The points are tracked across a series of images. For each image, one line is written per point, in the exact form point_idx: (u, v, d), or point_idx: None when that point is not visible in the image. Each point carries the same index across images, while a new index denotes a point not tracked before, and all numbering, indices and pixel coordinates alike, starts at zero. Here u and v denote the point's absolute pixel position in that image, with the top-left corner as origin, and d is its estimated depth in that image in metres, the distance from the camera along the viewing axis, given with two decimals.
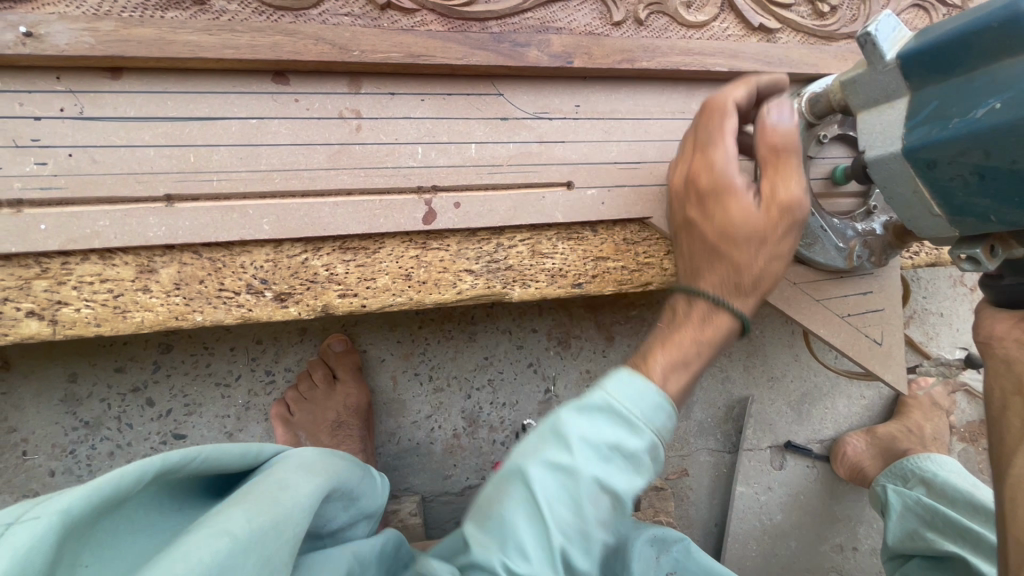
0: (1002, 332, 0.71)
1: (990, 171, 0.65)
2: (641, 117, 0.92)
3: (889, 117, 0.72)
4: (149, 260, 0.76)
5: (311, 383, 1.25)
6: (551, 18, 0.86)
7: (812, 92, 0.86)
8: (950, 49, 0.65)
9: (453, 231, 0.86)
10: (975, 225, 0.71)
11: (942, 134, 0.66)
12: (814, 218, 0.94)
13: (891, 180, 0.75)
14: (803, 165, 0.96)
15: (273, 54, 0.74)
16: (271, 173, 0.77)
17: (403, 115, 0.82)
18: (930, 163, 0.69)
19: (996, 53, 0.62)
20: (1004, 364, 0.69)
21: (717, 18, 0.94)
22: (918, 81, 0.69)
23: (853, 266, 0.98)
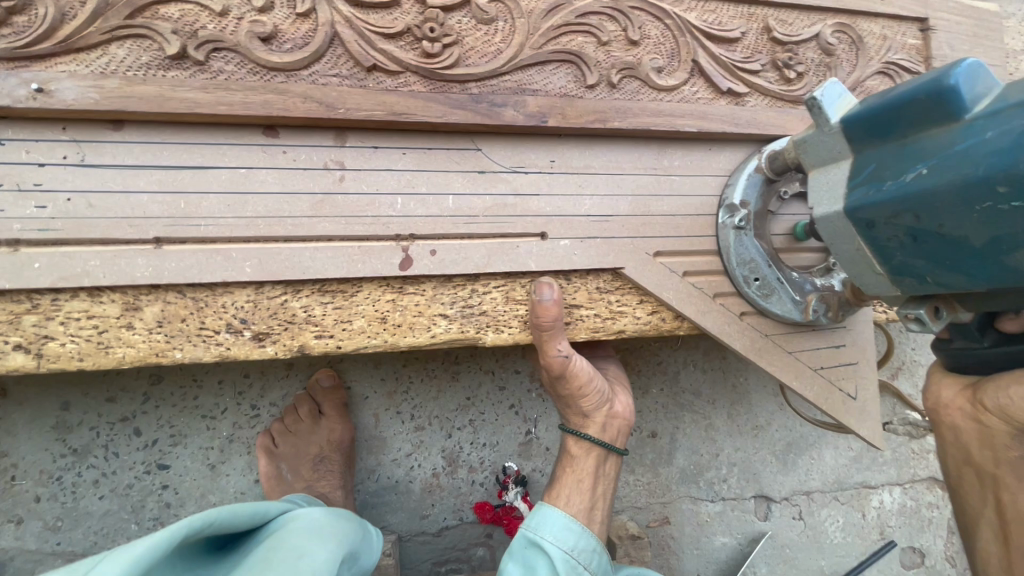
0: (948, 399, 0.78)
1: (922, 234, 0.67)
2: (614, 172, 0.96)
3: (835, 178, 0.77)
4: (135, 298, 0.79)
5: (296, 417, 1.26)
6: (528, 80, 0.92)
7: (773, 150, 0.96)
8: (885, 118, 0.70)
9: (429, 277, 0.90)
10: (914, 284, 0.73)
11: (877, 196, 0.70)
12: (771, 271, 0.98)
13: (838, 237, 0.78)
14: (762, 219, 1.00)
15: (263, 110, 0.79)
16: (256, 220, 0.82)
17: (385, 167, 0.87)
18: (869, 223, 0.72)
19: (925, 124, 0.67)
20: (952, 430, 0.78)
21: (688, 82, 0.99)
22: (859, 144, 0.74)
23: (809, 319, 0.99)
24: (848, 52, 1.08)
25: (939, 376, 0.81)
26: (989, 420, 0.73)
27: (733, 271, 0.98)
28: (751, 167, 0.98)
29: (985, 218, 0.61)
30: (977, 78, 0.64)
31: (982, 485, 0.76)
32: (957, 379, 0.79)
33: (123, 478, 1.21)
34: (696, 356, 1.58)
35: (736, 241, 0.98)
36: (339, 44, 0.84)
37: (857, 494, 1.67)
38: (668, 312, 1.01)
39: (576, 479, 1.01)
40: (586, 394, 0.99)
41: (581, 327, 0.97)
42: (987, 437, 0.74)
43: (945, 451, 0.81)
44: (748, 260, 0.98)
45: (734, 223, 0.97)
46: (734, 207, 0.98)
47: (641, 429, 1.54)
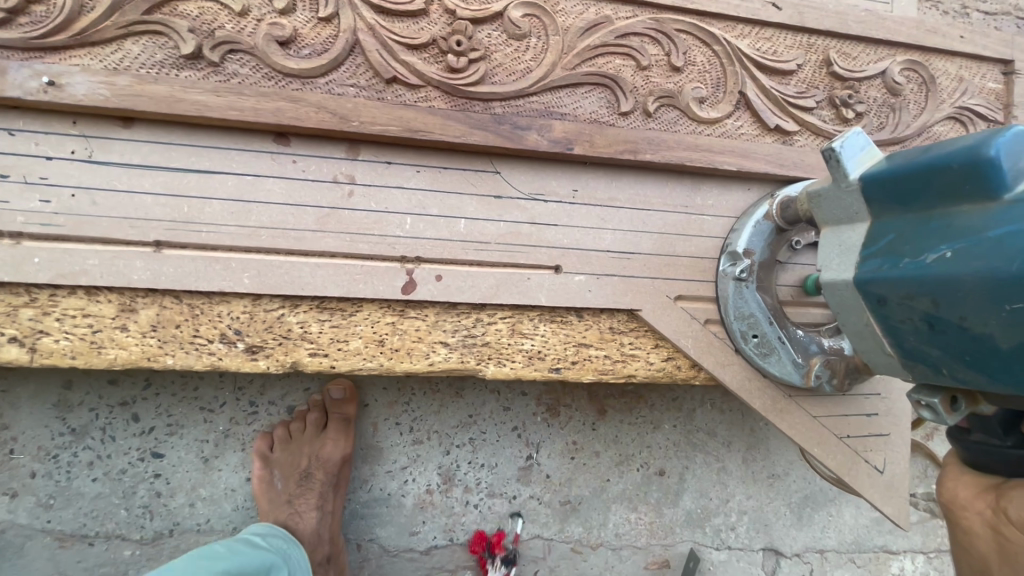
0: (965, 500, 0.69)
1: (939, 323, 0.57)
2: (640, 207, 0.90)
3: (849, 241, 0.68)
4: (131, 300, 0.78)
5: (301, 426, 1.25)
6: (557, 103, 0.86)
7: (785, 196, 0.85)
8: (910, 183, 0.60)
9: (432, 302, 0.85)
10: (927, 374, 0.63)
11: (892, 272, 0.60)
12: (771, 328, 0.90)
13: (845, 309, 0.68)
14: (768, 270, 0.91)
15: (274, 118, 0.76)
16: (258, 230, 0.79)
17: (396, 185, 0.83)
18: (881, 300, 0.62)
19: (957, 197, 0.57)
20: (968, 534, 0.68)
21: (732, 115, 0.91)
22: (879, 208, 0.65)
23: (810, 385, 0.89)
24: (917, 93, 0.98)
25: (956, 472, 0.72)
26: (1013, 532, 0.63)
27: (730, 325, 0.90)
28: (759, 213, 0.88)
29: (1015, 319, 0.51)
30: (1021, 152, 0.55)
31: None
32: (978, 479, 0.69)
33: (118, 462, 1.22)
34: (714, 396, 1.47)
35: (734, 292, 0.89)
36: (359, 52, 0.80)
37: (875, 558, 1.55)
38: (684, 360, 0.94)
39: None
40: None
41: (587, 368, 0.91)
42: (1008, 551, 0.63)
43: (965, 562, 0.70)
44: (747, 314, 0.89)
45: (735, 274, 0.88)
46: (737, 255, 0.89)
47: (649, 465, 1.44)
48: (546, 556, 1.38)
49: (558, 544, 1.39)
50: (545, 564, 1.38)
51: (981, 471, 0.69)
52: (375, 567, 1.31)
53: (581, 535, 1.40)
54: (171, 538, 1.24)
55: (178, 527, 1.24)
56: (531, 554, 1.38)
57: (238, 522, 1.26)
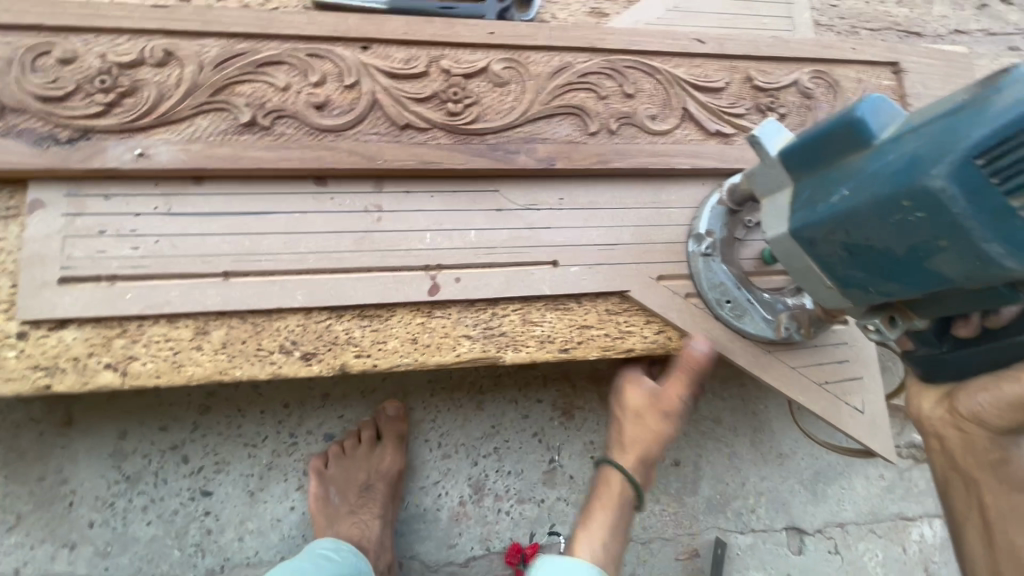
0: (929, 411, 0.87)
1: (855, 247, 0.76)
2: (617, 206, 1.08)
3: (781, 203, 0.87)
4: (205, 323, 0.93)
5: (354, 443, 1.36)
6: (538, 131, 1.06)
7: (732, 182, 1.03)
8: (809, 150, 0.80)
9: (454, 301, 1.01)
10: (862, 294, 0.82)
11: (813, 218, 0.80)
12: (740, 292, 1.06)
13: (791, 257, 0.87)
14: (729, 246, 1.08)
15: (316, 164, 0.96)
16: (308, 255, 0.96)
17: (415, 208, 1.01)
18: (812, 241, 0.82)
19: (843, 153, 0.76)
20: (938, 440, 0.87)
21: (681, 126, 1.12)
22: (796, 173, 0.84)
23: (782, 337, 1.04)
24: (827, 94, 1.20)
25: (916, 389, 0.90)
26: (968, 425, 0.82)
27: (706, 295, 1.07)
28: (713, 200, 1.08)
29: (899, 229, 0.69)
30: (879, 111, 0.74)
31: (967, 491, 0.85)
32: (931, 390, 0.87)
33: (171, 503, 1.30)
34: (714, 385, 1.60)
35: (704, 266, 1.07)
36: (377, 108, 1.01)
37: (894, 527, 1.61)
38: (674, 331, 1.09)
39: (608, 517, 0.96)
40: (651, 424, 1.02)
41: (593, 345, 1.06)
42: (970, 443, 0.82)
43: (934, 461, 0.89)
44: (718, 283, 1.06)
45: (702, 250, 1.06)
46: (701, 236, 1.07)
47: (664, 456, 1.54)
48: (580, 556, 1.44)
49: None
50: None
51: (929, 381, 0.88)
52: None
53: None
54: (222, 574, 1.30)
55: (229, 563, 1.30)
56: None
57: (285, 551, 1.33)
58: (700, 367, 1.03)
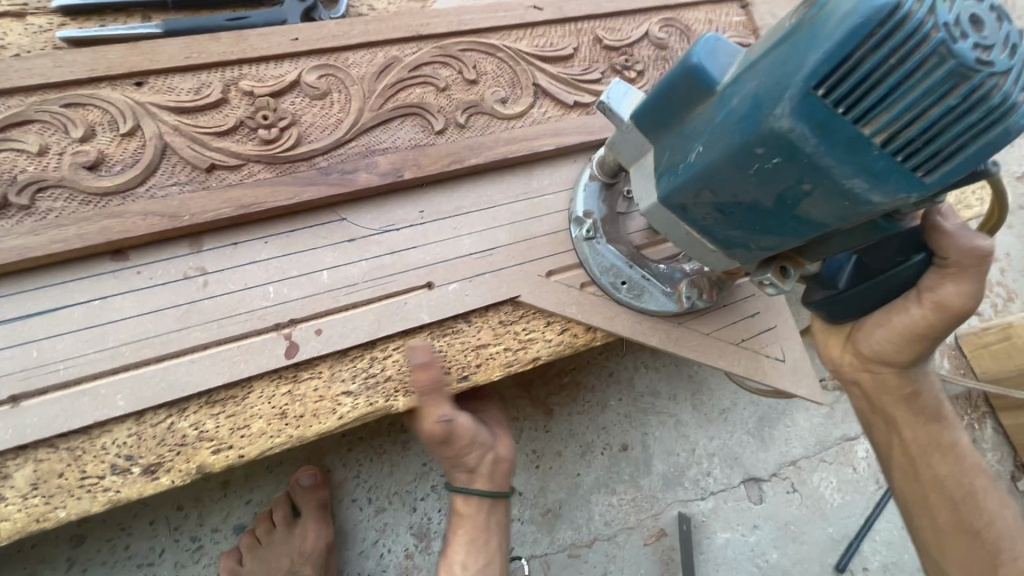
0: (841, 359, 0.91)
1: (725, 207, 0.70)
2: (486, 206, 0.97)
3: (647, 171, 0.81)
4: (2, 465, 0.74)
5: (269, 527, 1.20)
6: (375, 141, 0.92)
7: (599, 156, 0.95)
8: (658, 107, 0.73)
9: (322, 357, 0.87)
10: (745, 253, 0.78)
11: (676, 181, 0.72)
12: (633, 270, 0.99)
13: (668, 227, 0.82)
14: (614, 223, 1.01)
15: (103, 238, 0.77)
16: (120, 347, 0.78)
17: (249, 261, 0.85)
18: (683, 208, 0.75)
19: (691, 104, 0.70)
20: (855, 383, 0.90)
21: (536, 105, 1.02)
22: (654, 135, 0.78)
23: (686, 307, 0.99)
24: (680, 42, 1.14)
25: (826, 335, 0.93)
26: (875, 366, 0.86)
27: (599, 280, 0.98)
28: (585, 177, 1.00)
29: (760, 179, 0.63)
30: (717, 53, 0.68)
31: (889, 428, 0.89)
32: (837, 336, 0.91)
33: None
34: (645, 357, 1.55)
35: (591, 251, 0.98)
36: (171, 153, 0.84)
37: (841, 450, 1.64)
38: (578, 327, 1.00)
39: (467, 538, 1.05)
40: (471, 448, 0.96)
41: (493, 366, 0.95)
42: (881, 381, 0.86)
43: (856, 405, 0.94)
44: (609, 266, 0.98)
45: (584, 234, 0.98)
46: (581, 219, 0.98)
47: (610, 445, 1.47)
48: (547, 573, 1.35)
49: (554, 557, 1.37)
50: None
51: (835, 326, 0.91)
52: None
53: (573, 538, 1.38)
54: None
55: None
56: None
57: None
58: (428, 384, 0.85)
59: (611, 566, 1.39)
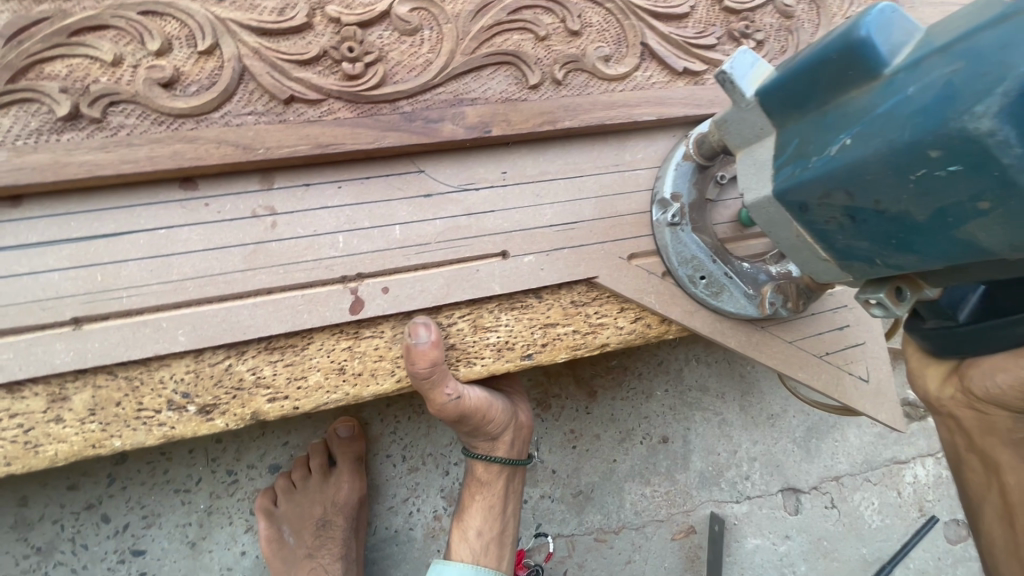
0: (937, 392, 0.75)
1: (860, 213, 0.59)
2: (572, 176, 0.89)
3: (761, 158, 0.69)
4: (61, 387, 0.72)
5: (305, 473, 1.18)
6: (464, 89, 0.84)
7: (699, 134, 0.85)
8: (799, 84, 0.61)
9: (386, 316, 0.82)
10: (865, 268, 0.65)
11: (805, 175, 0.61)
12: (715, 266, 0.89)
13: (776, 226, 0.70)
14: (700, 210, 0.90)
15: (174, 163, 0.72)
16: (184, 282, 0.75)
17: (320, 205, 0.80)
18: (803, 207, 0.64)
19: (842, 87, 0.58)
20: (955, 422, 0.74)
21: (640, 67, 0.91)
22: (780, 118, 0.66)
23: (767, 313, 0.89)
24: (809, 12, 1.00)
25: (922, 365, 0.78)
26: (986, 406, 0.69)
27: (676, 271, 0.90)
28: (679, 155, 0.89)
29: (923, 187, 0.53)
30: (892, 25, 0.56)
31: (987, 471, 0.72)
32: (939, 367, 0.75)
33: (96, 571, 1.12)
34: (697, 351, 1.48)
35: (672, 239, 0.88)
36: (249, 79, 0.77)
37: (888, 472, 1.56)
38: (653, 317, 0.93)
39: (486, 505, 0.91)
40: (491, 421, 0.85)
41: (559, 347, 0.90)
42: (988, 426, 0.70)
43: (950, 445, 0.77)
44: (690, 258, 0.89)
45: (668, 220, 0.88)
46: (666, 201, 0.88)
47: (650, 435, 1.42)
48: (572, 553, 1.34)
49: (581, 538, 1.35)
50: (572, 561, 1.34)
51: (939, 357, 0.75)
52: None
53: (602, 523, 1.37)
54: None
55: None
56: (556, 555, 1.34)
57: None
58: (432, 364, 0.78)
59: (636, 554, 1.38)
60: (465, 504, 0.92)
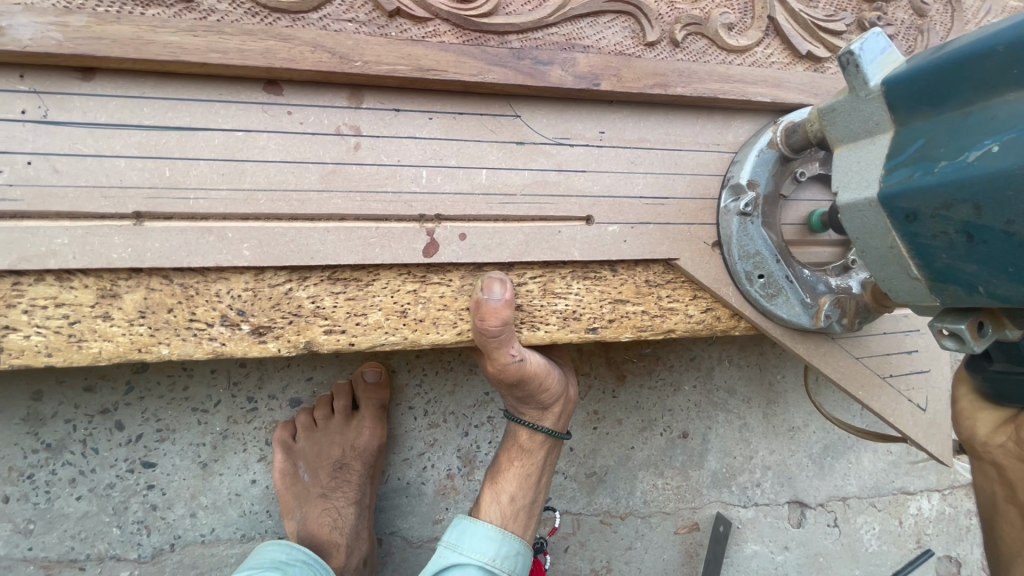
0: (984, 436, 0.68)
1: (981, 232, 0.52)
2: (671, 147, 0.83)
3: (869, 156, 0.62)
4: (112, 283, 0.67)
5: (327, 413, 1.16)
6: (578, 34, 0.78)
7: (789, 122, 0.79)
8: (944, 78, 0.55)
9: (456, 264, 0.77)
10: (960, 295, 0.58)
11: (924, 180, 0.55)
12: (777, 267, 0.84)
13: (867, 232, 0.63)
14: (773, 205, 0.84)
15: (264, 60, 0.66)
16: (255, 193, 0.69)
17: (408, 134, 0.74)
18: (910, 215, 0.57)
19: (996, 87, 0.52)
20: (996, 472, 0.67)
21: (762, 42, 0.85)
22: (905, 114, 0.59)
23: (820, 326, 0.83)
24: (943, 14, 0.93)
25: (972, 408, 0.70)
26: None
27: (733, 266, 0.83)
28: (763, 141, 0.82)
29: None
30: None
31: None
32: (996, 412, 0.68)
33: (104, 476, 1.09)
34: (731, 352, 1.45)
35: (739, 229, 0.82)
36: None
37: (893, 501, 1.56)
38: (724, 310, 0.89)
39: (523, 472, 0.89)
40: (546, 391, 0.82)
41: (626, 325, 0.85)
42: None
43: (983, 496, 0.70)
44: (752, 253, 0.82)
45: (739, 208, 0.81)
46: (740, 188, 0.81)
47: (671, 428, 1.40)
48: (576, 531, 1.34)
49: (587, 518, 1.35)
50: (575, 539, 1.34)
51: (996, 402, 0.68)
52: (399, 561, 1.23)
53: (610, 506, 1.37)
54: (173, 553, 1.12)
55: (180, 541, 1.12)
56: (560, 531, 1.34)
57: (247, 528, 1.15)
58: (503, 323, 0.74)
59: (637, 542, 1.38)
60: (500, 466, 0.90)
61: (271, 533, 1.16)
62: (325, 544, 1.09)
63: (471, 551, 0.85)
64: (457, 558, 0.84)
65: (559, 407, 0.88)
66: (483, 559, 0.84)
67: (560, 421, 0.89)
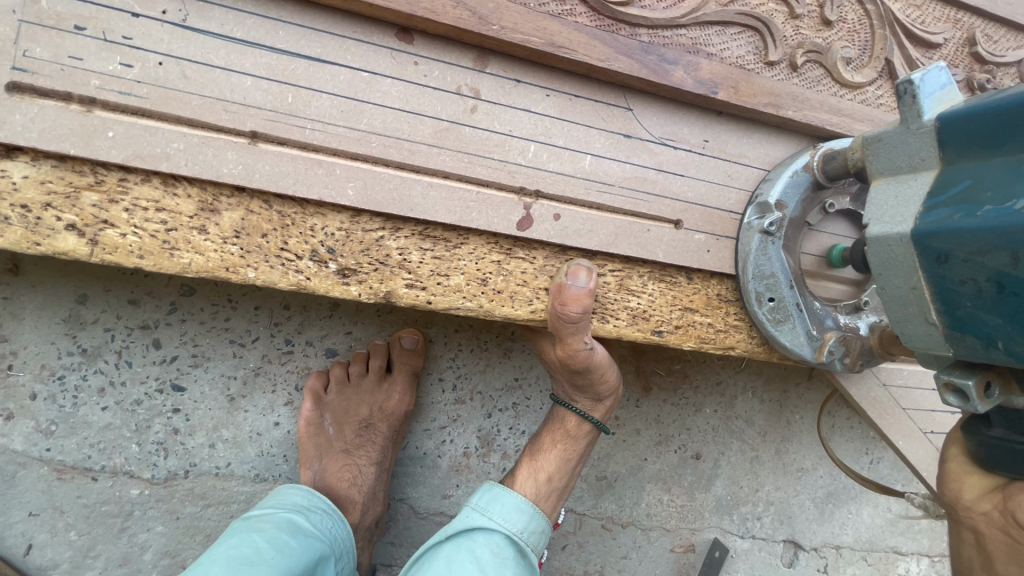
0: (970, 502, 0.65)
1: (1012, 283, 0.51)
2: (766, 168, 0.84)
3: (909, 192, 0.61)
4: (214, 199, 0.68)
5: (362, 370, 1.16)
6: (705, 40, 0.78)
7: (829, 148, 0.79)
8: (1003, 122, 0.54)
9: (543, 243, 0.78)
10: (976, 348, 0.57)
11: (964, 222, 0.54)
12: (790, 293, 0.82)
13: (892, 269, 0.62)
14: (796, 230, 0.83)
15: (408, 7, 0.66)
16: (370, 135, 0.69)
17: (523, 106, 0.74)
18: (942, 256, 0.56)
19: None
20: (975, 539, 0.65)
21: (874, 82, 0.86)
22: (954, 153, 0.58)
23: (822, 361, 0.83)
24: None
25: (960, 470, 0.67)
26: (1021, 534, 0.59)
27: (747, 284, 0.82)
28: (798, 163, 0.81)
29: None
30: None
31: None
32: (982, 479, 0.65)
33: (132, 391, 1.09)
34: (756, 384, 1.45)
35: (759, 246, 0.81)
36: None
37: (884, 558, 1.58)
38: None
39: (564, 455, 0.90)
40: (605, 381, 0.86)
41: (690, 334, 0.85)
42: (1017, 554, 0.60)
43: (961, 559, 0.68)
44: (767, 273, 0.81)
45: (762, 226, 0.80)
46: (767, 207, 0.80)
47: (685, 448, 1.41)
48: (577, 531, 1.34)
49: (589, 520, 1.36)
50: (575, 538, 1.34)
51: (986, 468, 0.65)
52: (401, 529, 1.23)
53: (613, 513, 1.37)
54: (185, 480, 1.12)
55: (195, 469, 1.12)
56: (562, 528, 1.34)
57: (261, 468, 1.15)
58: (583, 311, 0.75)
59: (633, 552, 1.39)
60: (542, 445, 0.91)
61: (284, 477, 1.16)
62: (342, 498, 1.09)
63: (497, 519, 0.84)
64: (486, 522, 0.83)
65: (613, 402, 0.90)
66: (507, 528, 0.84)
67: (607, 413, 0.93)
